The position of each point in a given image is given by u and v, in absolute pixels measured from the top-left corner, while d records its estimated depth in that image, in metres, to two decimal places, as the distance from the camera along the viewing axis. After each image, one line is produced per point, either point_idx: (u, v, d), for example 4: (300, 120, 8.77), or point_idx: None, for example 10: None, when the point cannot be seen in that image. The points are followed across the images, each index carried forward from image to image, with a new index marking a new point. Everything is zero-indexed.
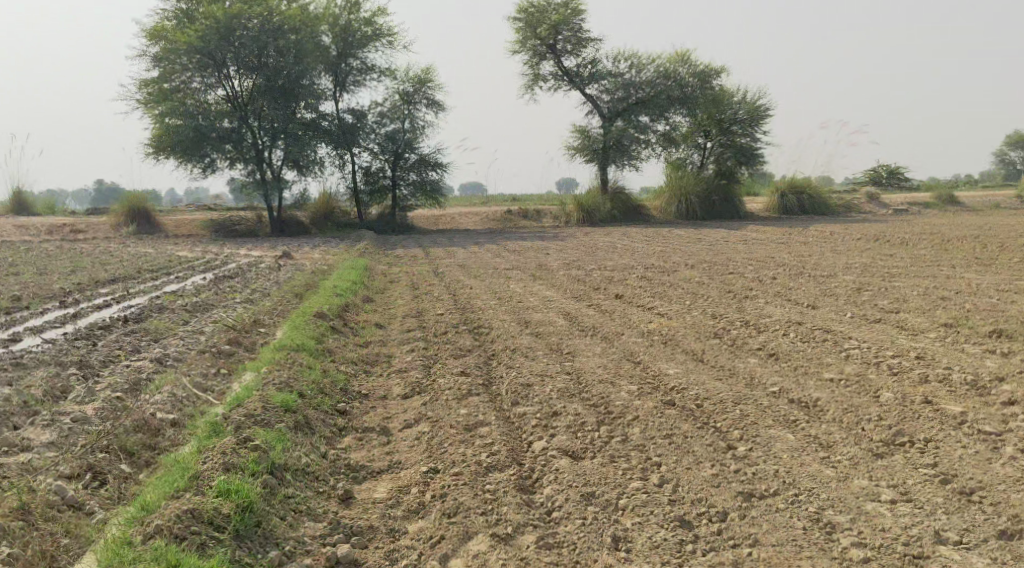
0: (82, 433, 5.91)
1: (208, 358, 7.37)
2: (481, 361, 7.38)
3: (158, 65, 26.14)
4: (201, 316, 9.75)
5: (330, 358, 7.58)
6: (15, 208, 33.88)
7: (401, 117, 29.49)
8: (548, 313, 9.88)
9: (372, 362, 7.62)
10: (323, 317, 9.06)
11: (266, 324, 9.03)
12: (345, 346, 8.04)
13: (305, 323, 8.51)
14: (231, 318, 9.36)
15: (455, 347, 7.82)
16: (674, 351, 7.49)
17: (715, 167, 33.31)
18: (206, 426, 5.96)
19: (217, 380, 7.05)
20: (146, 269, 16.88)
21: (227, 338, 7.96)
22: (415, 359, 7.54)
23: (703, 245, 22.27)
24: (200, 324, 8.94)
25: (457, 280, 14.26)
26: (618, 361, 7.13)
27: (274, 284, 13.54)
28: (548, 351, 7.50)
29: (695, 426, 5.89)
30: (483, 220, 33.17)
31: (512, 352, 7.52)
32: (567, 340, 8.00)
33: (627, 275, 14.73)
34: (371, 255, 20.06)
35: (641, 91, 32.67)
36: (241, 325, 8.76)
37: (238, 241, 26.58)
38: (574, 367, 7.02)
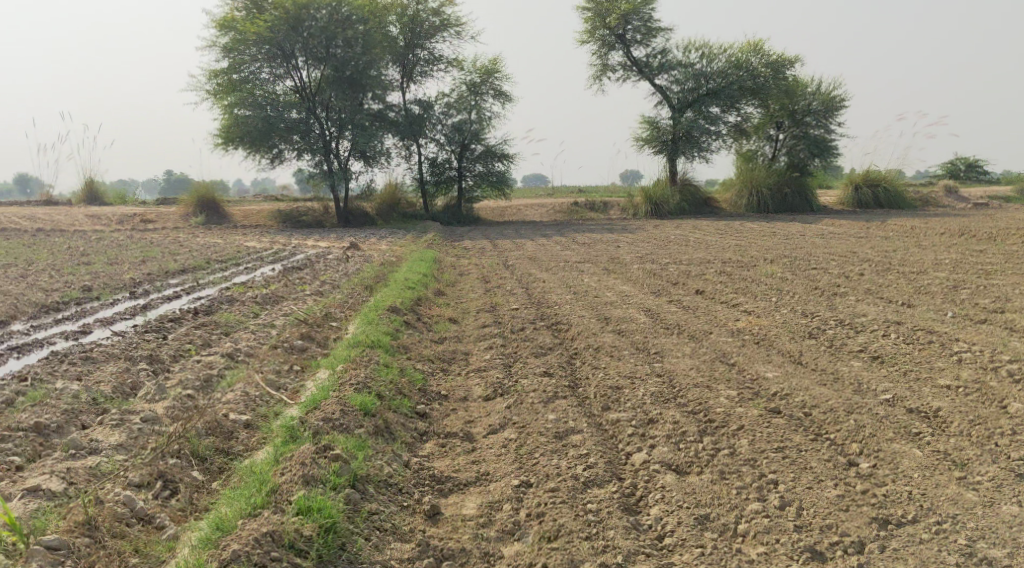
0: (152, 434, 5.77)
1: (280, 353, 7.18)
2: (565, 361, 7.01)
3: (228, 57, 26.43)
4: (271, 310, 9.64)
5: (406, 355, 7.30)
6: (87, 199, 34.98)
7: (467, 108, 29.25)
8: (627, 309, 9.44)
9: (449, 360, 7.31)
10: (396, 311, 8.80)
11: (338, 317, 8.83)
12: (420, 342, 7.76)
13: (379, 317, 8.27)
14: (302, 312, 9.20)
15: (536, 344, 7.46)
16: (771, 351, 6.95)
17: (787, 160, 32.19)
18: (282, 430, 5.73)
19: (290, 377, 6.84)
20: (217, 260, 17.05)
21: (299, 332, 7.76)
22: (495, 357, 7.20)
23: (778, 238, 21.41)
24: (271, 318, 8.81)
25: (527, 273, 13.91)
26: (712, 363, 6.66)
27: (343, 276, 13.43)
28: (635, 351, 7.05)
29: (808, 437, 5.50)
30: (549, 212, 32.76)
31: (596, 351, 7.11)
32: (652, 338, 7.54)
33: (702, 269, 14.17)
34: (438, 246, 19.87)
35: (711, 82, 31.58)
36: (313, 318, 8.58)
37: (306, 232, 26.76)
38: (666, 368, 6.59)
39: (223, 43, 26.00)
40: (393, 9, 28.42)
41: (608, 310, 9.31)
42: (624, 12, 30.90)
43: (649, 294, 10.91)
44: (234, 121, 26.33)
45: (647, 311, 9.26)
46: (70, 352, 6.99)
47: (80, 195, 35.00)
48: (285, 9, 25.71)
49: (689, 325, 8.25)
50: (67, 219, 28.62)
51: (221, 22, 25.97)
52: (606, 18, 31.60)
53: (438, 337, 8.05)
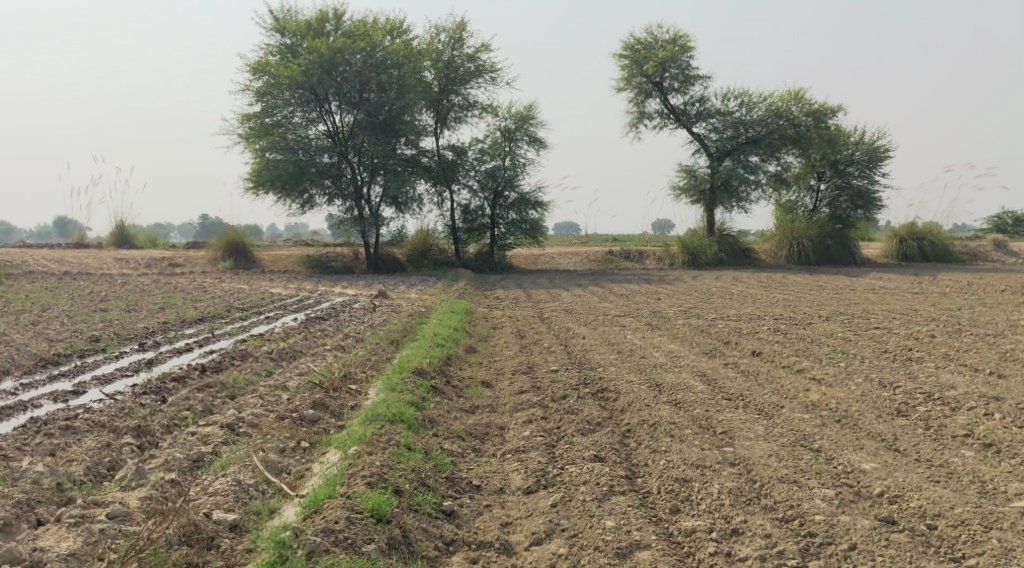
0: (118, 535, 4.91)
1: (286, 428, 6.34)
2: (619, 442, 6.04)
3: (261, 101, 26.25)
4: (285, 370, 8.85)
5: (432, 431, 6.39)
6: (119, 241, 34.98)
7: (501, 154, 28.70)
8: (679, 375, 8.46)
9: (482, 438, 6.39)
10: (422, 373, 7.92)
11: (358, 380, 7.99)
12: (448, 413, 6.86)
13: (403, 382, 7.40)
14: (318, 373, 8.39)
15: (583, 419, 6.50)
16: (860, 432, 5.91)
17: (829, 211, 31.08)
18: (276, 544, 4.81)
19: (295, 458, 5.96)
20: (239, 308, 16.47)
21: (311, 399, 6.92)
22: (535, 436, 6.24)
23: (827, 293, 20.27)
24: (285, 380, 8.00)
25: (563, 328, 13.01)
26: (795, 449, 5.64)
27: (369, 329, 12.66)
28: (699, 430, 6.06)
29: (941, 562, 4.47)
30: (583, 260, 31.91)
31: (654, 430, 6.14)
32: (716, 412, 6.56)
33: (751, 326, 13.16)
34: (470, 296, 19.08)
35: (752, 130, 30.56)
36: (331, 381, 7.73)
37: (334, 278, 26.16)
38: (741, 455, 5.58)
39: (256, 87, 25.85)
40: (428, 54, 28.16)
41: (658, 376, 8.33)
42: (662, 59, 30.37)
43: (699, 356, 9.93)
44: (265, 165, 26.03)
45: (702, 378, 8.26)
46: (50, 420, 6.25)
47: (112, 238, 34.97)
48: (320, 54, 25.58)
49: (754, 396, 7.23)
50: (95, 262, 28.44)
51: (255, 66, 25.85)
52: (643, 65, 31.07)
53: (469, 406, 7.13)
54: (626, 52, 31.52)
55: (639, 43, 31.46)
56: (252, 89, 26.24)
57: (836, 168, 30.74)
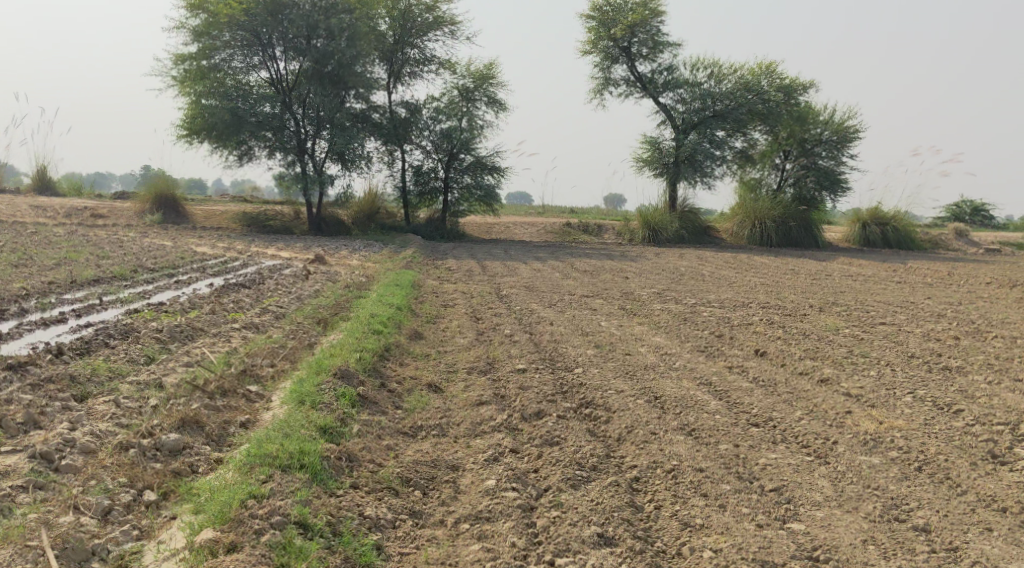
0: None
1: (122, 473, 4.92)
2: (631, 505, 4.62)
3: (197, 41, 23.62)
4: (173, 357, 6.93)
5: (348, 483, 4.89)
6: (38, 187, 31.87)
7: (458, 114, 26.46)
8: (680, 382, 6.73)
9: (427, 489, 4.91)
10: (350, 373, 6.26)
11: (256, 383, 6.38)
12: (371, 443, 5.36)
13: (318, 392, 5.85)
14: (210, 366, 6.59)
15: (574, 460, 5.05)
16: (966, 496, 4.54)
17: (794, 193, 29.64)
18: None
19: (119, 531, 4.51)
20: (151, 267, 14.32)
21: (178, 417, 5.50)
22: (514, 493, 4.76)
23: (806, 279, 18.76)
24: (162, 373, 6.34)
25: (524, 310, 11.21)
26: (894, 530, 4.30)
27: (296, 302, 10.69)
28: (750, 493, 4.63)
29: None
30: (540, 231, 30.08)
31: (696, 487, 4.72)
32: (748, 451, 5.03)
33: (737, 316, 11.54)
34: (418, 266, 17.10)
35: (719, 103, 28.97)
36: (220, 384, 6.13)
37: (271, 239, 23.82)
38: (829, 548, 4.18)
39: (192, 26, 23.26)
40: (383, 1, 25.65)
41: (653, 382, 6.64)
42: (631, 23, 28.29)
43: (694, 354, 8.22)
44: (199, 112, 23.48)
45: (705, 387, 6.56)
46: None
47: (31, 183, 31.69)
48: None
49: (786, 419, 5.57)
50: (6, 208, 25.45)
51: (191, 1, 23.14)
52: (610, 28, 29.01)
53: (407, 429, 5.63)
54: (594, 14, 29.45)
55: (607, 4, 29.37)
56: (187, 27, 23.63)
57: (803, 147, 29.22)
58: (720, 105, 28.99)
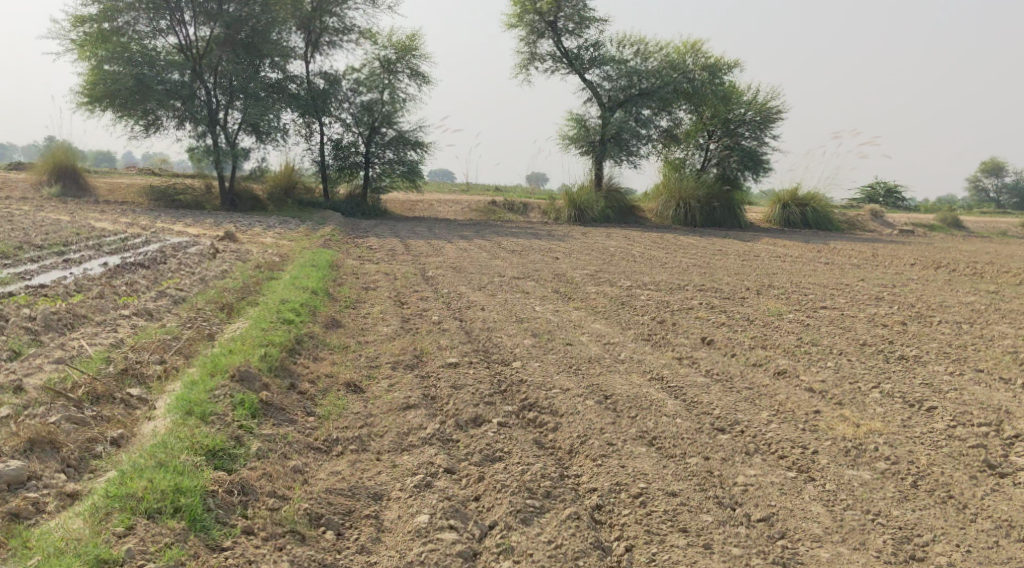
0: None
1: None
2: (599, 541, 4.29)
3: (95, 1, 21.73)
4: (41, 351, 5.86)
5: (239, 530, 4.28)
6: None
7: (379, 87, 25.25)
8: (629, 377, 6.21)
9: (345, 523, 4.41)
10: (251, 375, 5.61)
11: (139, 387, 5.55)
12: (268, 469, 4.74)
13: (211, 404, 5.17)
14: (84, 365, 5.64)
15: (523, 487, 4.64)
16: (985, 526, 4.38)
17: (718, 172, 29.55)
18: None
19: None
20: (39, 243, 12.83)
21: (26, 439, 4.70)
22: (453, 526, 4.36)
23: (738, 260, 18.48)
24: (23, 373, 5.38)
25: (452, 293, 10.44)
26: None
27: (199, 285, 9.54)
28: (745, 525, 4.36)
29: None
30: (465, 208, 29.21)
31: (678, 512, 4.45)
32: (722, 471, 4.79)
33: (676, 299, 11.07)
34: (338, 244, 16.01)
35: (646, 82, 28.54)
36: (90, 389, 5.32)
37: (179, 214, 22.17)
38: None
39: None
40: None
41: (599, 374, 6.14)
42: None
43: (640, 343, 7.66)
44: (100, 78, 21.65)
45: (657, 381, 6.10)
46: None
47: None
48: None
49: (759, 427, 5.31)
50: None
51: None
52: (536, 2, 28.00)
53: (318, 443, 5.08)
54: None
55: None
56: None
57: (726, 127, 28.72)
58: (647, 83, 28.56)
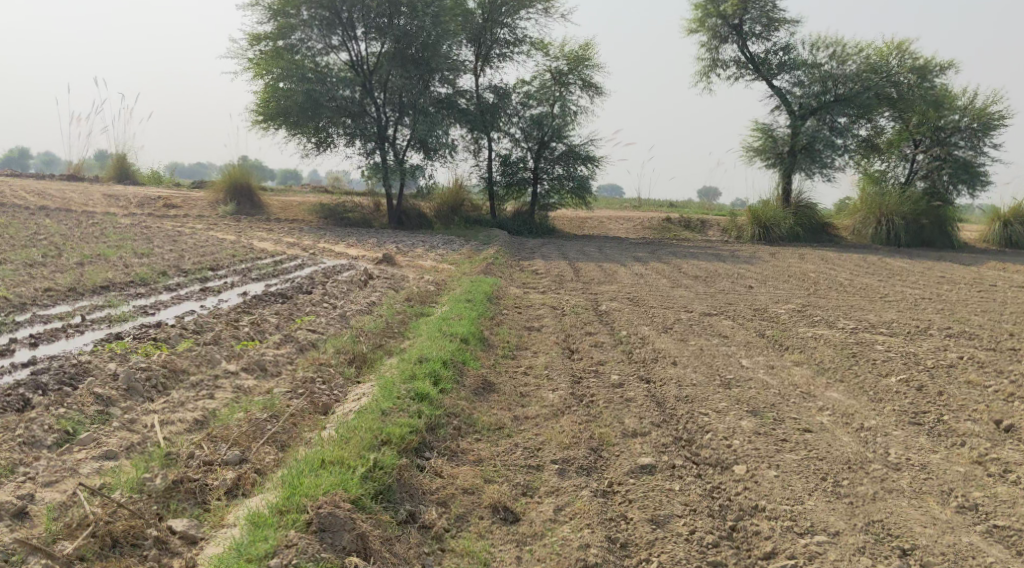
0: None
1: None
2: None
3: (273, 21, 21.84)
4: (89, 443, 5.07)
5: None
6: (118, 174, 30.82)
7: (550, 100, 23.75)
8: (919, 498, 4.62)
9: None
10: (337, 523, 4.37)
11: (188, 516, 4.63)
12: None
13: None
14: (132, 467, 4.90)
15: None
16: None
17: (925, 186, 25.56)
18: None
19: None
20: (192, 268, 12.39)
21: None
22: None
23: (978, 290, 15.16)
24: (42, 485, 4.67)
25: (633, 338, 8.62)
26: None
27: (335, 323, 8.40)
28: None
29: None
30: (636, 226, 27.16)
31: None
32: None
33: (921, 348, 8.55)
34: (499, 268, 14.58)
35: (843, 86, 24.67)
36: (103, 533, 4.36)
37: (342, 233, 21.79)
38: None
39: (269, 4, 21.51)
40: None
41: (867, 493, 4.65)
42: None
43: (913, 431, 5.36)
44: (274, 95, 21.60)
45: (966, 507, 4.53)
46: None
47: (111, 172, 30.75)
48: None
49: None
50: (78, 196, 24.28)
51: None
52: (720, 3, 25.34)
53: None
54: None
55: None
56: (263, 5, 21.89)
57: (937, 136, 24.93)
58: (845, 88, 24.72)
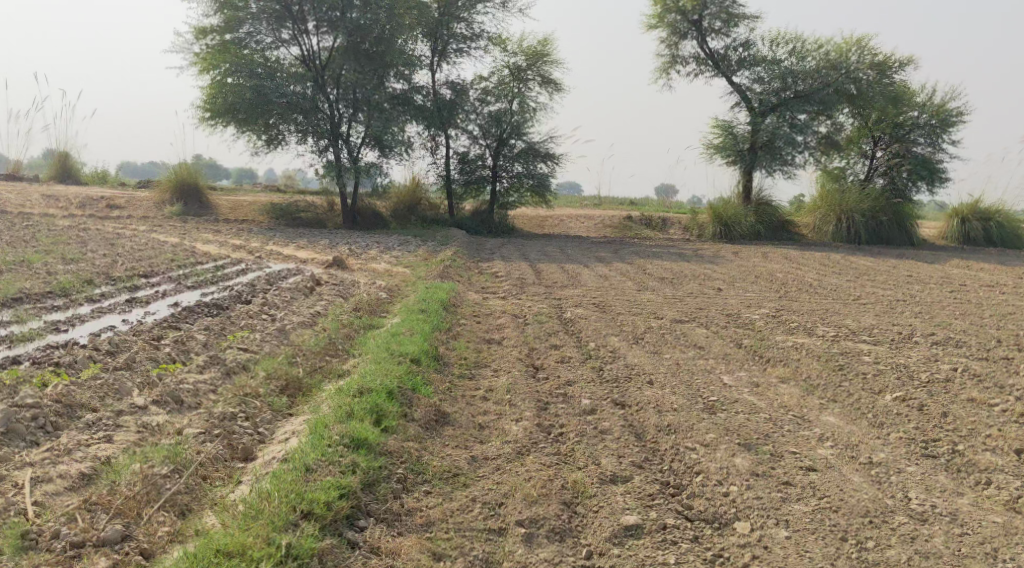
0: None
1: None
2: None
3: (218, 13, 20.61)
4: None
5: None
6: (58, 174, 29.22)
7: (509, 96, 22.93)
8: (960, 562, 4.14)
9: None
10: None
11: None
12: None
13: None
14: None
15: None
16: None
17: (885, 183, 25.22)
18: None
19: None
20: (124, 275, 11.38)
21: None
22: None
23: (948, 290, 14.72)
24: None
25: (602, 351, 7.84)
26: None
27: (271, 341, 7.56)
28: None
29: None
30: (597, 225, 26.51)
31: None
32: None
33: (912, 359, 7.90)
34: (457, 271, 13.74)
35: (804, 83, 24.27)
36: None
37: (293, 235, 20.76)
38: None
39: None
40: None
41: (899, 559, 4.15)
42: None
43: (929, 466, 4.91)
44: (221, 91, 20.44)
45: None
46: None
47: (51, 171, 29.14)
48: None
49: None
50: (13, 196, 22.81)
51: None
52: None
53: None
54: None
55: None
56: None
57: (896, 133, 24.70)
58: (805, 85, 24.34)
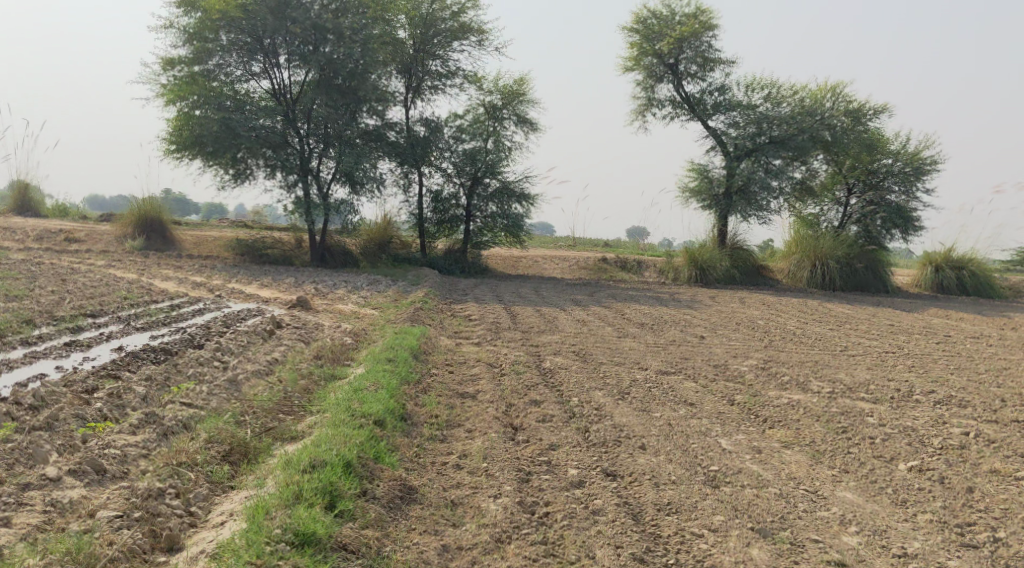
0: None
1: None
2: None
3: (187, 44, 19.98)
4: None
5: None
6: (18, 207, 28.14)
7: (483, 134, 22.48)
8: None
9: None
10: None
11: None
12: None
13: None
14: None
15: None
16: None
17: (860, 230, 25.03)
18: None
19: None
20: (70, 314, 10.58)
21: None
22: None
23: (935, 341, 14.28)
24: None
25: (586, 409, 7.17)
26: None
27: (220, 394, 6.82)
28: None
29: None
30: (572, 266, 25.99)
31: None
32: None
33: (918, 421, 7.31)
34: (428, 314, 13.04)
35: (778, 128, 24.14)
36: None
37: (257, 272, 19.98)
38: None
39: (184, 26, 19.64)
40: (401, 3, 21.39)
41: None
42: (681, 36, 23.71)
43: (972, 559, 4.62)
44: (188, 124, 19.71)
45: None
46: None
47: (10, 203, 28.05)
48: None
49: None
50: None
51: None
52: (656, 42, 24.44)
53: None
54: (636, 26, 24.92)
55: (652, 16, 24.84)
56: (178, 26, 20.00)
57: (870, 180, 24.64)
58: (780, 130, 24.21)
